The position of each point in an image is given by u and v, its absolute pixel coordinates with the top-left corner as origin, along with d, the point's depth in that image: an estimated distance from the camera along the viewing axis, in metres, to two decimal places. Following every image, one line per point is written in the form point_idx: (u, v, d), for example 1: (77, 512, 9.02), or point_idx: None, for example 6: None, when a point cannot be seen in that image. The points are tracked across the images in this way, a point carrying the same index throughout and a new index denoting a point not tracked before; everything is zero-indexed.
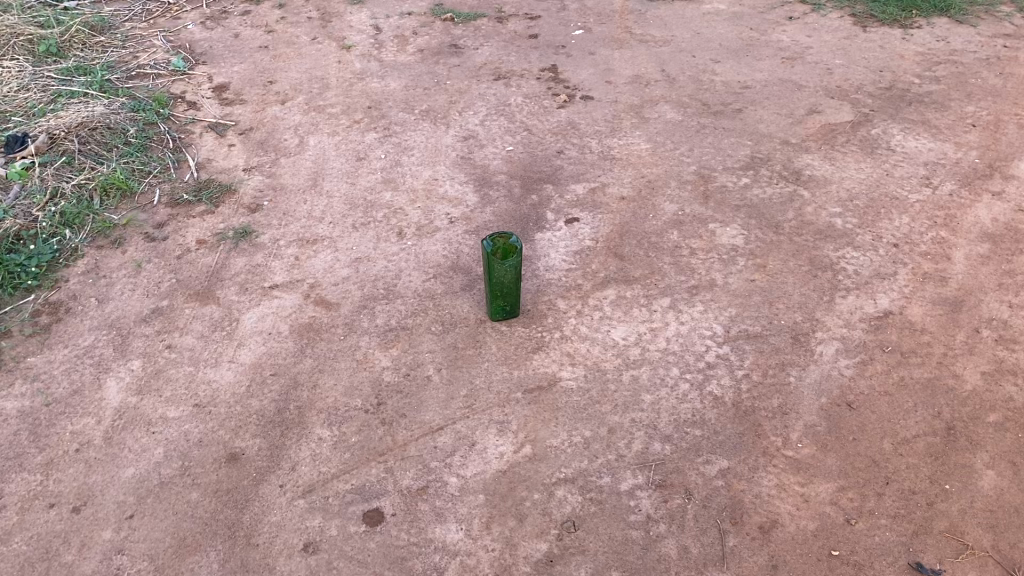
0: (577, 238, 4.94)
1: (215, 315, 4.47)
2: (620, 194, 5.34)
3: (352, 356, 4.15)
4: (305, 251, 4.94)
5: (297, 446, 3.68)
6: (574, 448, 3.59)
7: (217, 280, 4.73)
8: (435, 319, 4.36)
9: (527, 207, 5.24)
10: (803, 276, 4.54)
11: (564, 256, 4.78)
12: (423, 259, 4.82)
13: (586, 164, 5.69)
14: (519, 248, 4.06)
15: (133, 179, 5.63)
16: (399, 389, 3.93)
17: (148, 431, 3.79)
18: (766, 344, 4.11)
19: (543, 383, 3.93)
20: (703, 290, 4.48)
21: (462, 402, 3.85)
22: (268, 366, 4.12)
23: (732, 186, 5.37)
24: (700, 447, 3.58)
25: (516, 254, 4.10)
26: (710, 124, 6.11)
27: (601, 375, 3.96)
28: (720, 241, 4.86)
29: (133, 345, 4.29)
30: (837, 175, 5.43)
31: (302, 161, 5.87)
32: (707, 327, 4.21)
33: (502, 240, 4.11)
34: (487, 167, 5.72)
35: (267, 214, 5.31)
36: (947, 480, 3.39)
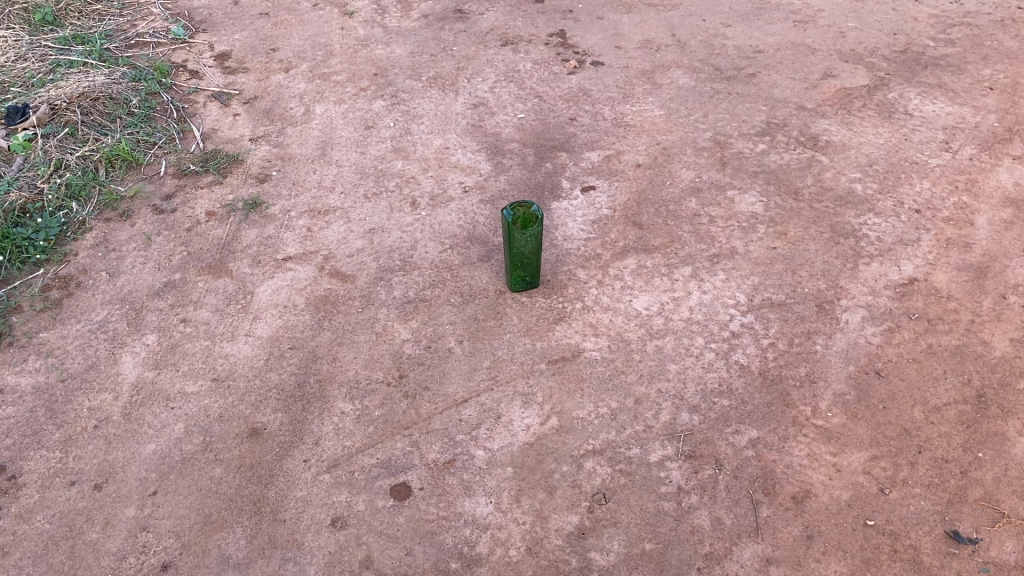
0: (593, 207, 4.87)
1: (228, 287, 4.40)
2: (636, 161, 5.26)
3: (371, 328, 4.09)
4: (317, 222, 4.85)
5: (320, 420, 3.62)
6: (601, 419, 3.55)
7: (229, 253, 4.65)
8: (454, 291, 4.30)
9: (542, 176, 5.17)
10: (824, 243, 4.49)
11: (581, 225, 4.72)
12: (439, 230, 4.75)
13: (599, 132, 5.60)
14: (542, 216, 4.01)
15: (138, 150, 5.52)
16: (420, 362, 3.88)
17: (167, 407, 3.73)
18: (791, 312, 4.06)
19: (566, 354, 3.88)
20: (725, 258, 4.42)
21: (485, 374, 3.80)
22: (286, 339, 4.06)
23: (749, 153, 5.29)
24: (729, 416, 3.53)
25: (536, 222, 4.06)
26: (724, 90, 6.01)
27: (625, 346, 3.91)
28: (740, 208, 4.79)
29: (147, 320, 4.22)
30: (855, 140, 5.35)
31: (310, 130, 5.77)
32: (730, 296, 4.16)
33: (522, 209, 4.06)
34: (499, 134, 5.62)
35: (277, 184, 5.22)
36: (980, 448, 3.35)
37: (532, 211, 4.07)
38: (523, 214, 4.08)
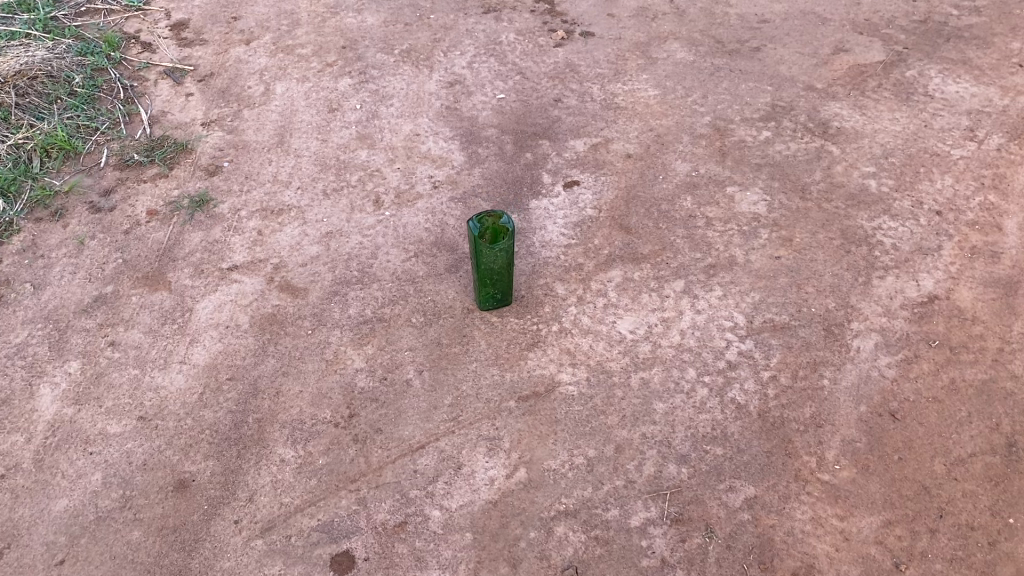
0: (577, 207, 4.36)
1: (165, 303, 3.92)
2: (626, 151, 4.74)
3: (321, 354, 3.63)
4: (269, 224, 4.37)
5: (255, 470, 3.18)
6: (576, 472, 3.10)
7: (169, 260, 4.17)
8: (417, 309, 3.83)
9: (521, 168, 4.66)
10: (834, 252, 4.00)
11: (562, 229, 4.22)
12: (403, 234, 4.26)
13: (586, 115, 5.07)
14: (514, 229, 3.54)
15: (78, 138, 5.00)
16: (374, 398, 3.42)
17: (84, 452, 3.29)
18: (795, 337, 3.58)
19: (538, 389, 3.43)
20: (721, 270, 3.93)
21: (446, 413, 3.34)
22: (225, 368, 3.60)
23: (751, 141, 4.76)
24: (721, 470, 3.09)
25: (507, 235, 3.58)
26: (725, 66, 5.46)
27: (606, 379, 3.45)
28: (740, 208, 4.29)
29: (71, 343, 3.76)
30: (869, 127, 4.82)
31: (268, 113, 5.24)
32: (727, 317, 3.69)
33: (490, 220, 3.59)
34: (475, 119, 5.10)
35: (227, 177, 4.71)
36: (1010, 513, 2.91)
37: (503, 223, 3.60)
38: (492, 226, 3.61)
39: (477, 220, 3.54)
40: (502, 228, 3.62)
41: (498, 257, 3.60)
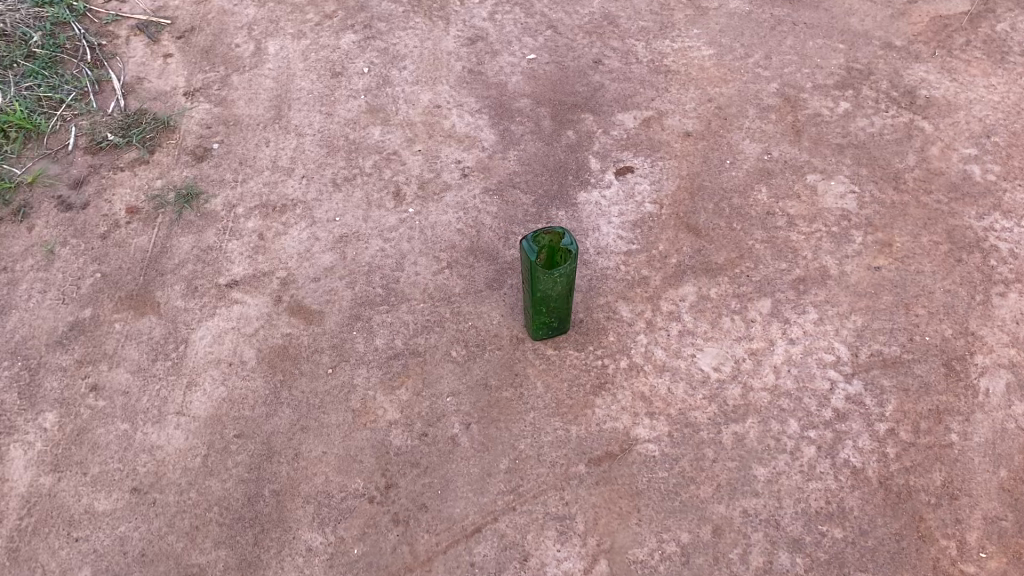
0: (634, 202, 3.72)
1: (155, 332, 3.30)
2: (683, 129, 4.08)
3: (346, 401, 3.04)
4: (271, 224, 3.70)
5: (278, 564, 2.63)
6: (668, 564, 2.58)
7: (157, 274, 3.52)
8: (456, 338, 3.22)
9: (563, 151, 3.99)
10: (942, 261, 3.41)
11: (619, 231, 3.59)
12: (432, 236, 3.62)
13: (633, 82, 4.37)
14: (577, 252, 2.91)
15: (40, 114, 4.26)
16: (414, 462, 2.85)
17: (69, 539, 2.71)
18: (911, 377, 3.03)
19: (612, 448, 2.86)
20: (813, 285, 3.34)
21: (503, 483, 2.78)
22: (232, 421, 3.00)
23: (828, 114, 4.10)
24: (844, 560, 2.58)
25: (568, 257, 2.96)
26: (787, 18, 4.74)
27: (691, 434, 2.89)
28: (826, 203, 3.67)
29: (45, 387, 3.14)
30: (962, 96, 4.16)
31: (261, 78, 4.50)
32: (827, 350, 3.12)
33: (546, 239, 2.96)
34: (503, 86, 4.39)
35: (219, 163, 4.02)
36: None
37: (562, 242, 2.96)
38: (548, 245, 2.98)
39: (530, 241, 2.91)
40: (560, 247, 2.99)
41: (557, 284, 2.98)
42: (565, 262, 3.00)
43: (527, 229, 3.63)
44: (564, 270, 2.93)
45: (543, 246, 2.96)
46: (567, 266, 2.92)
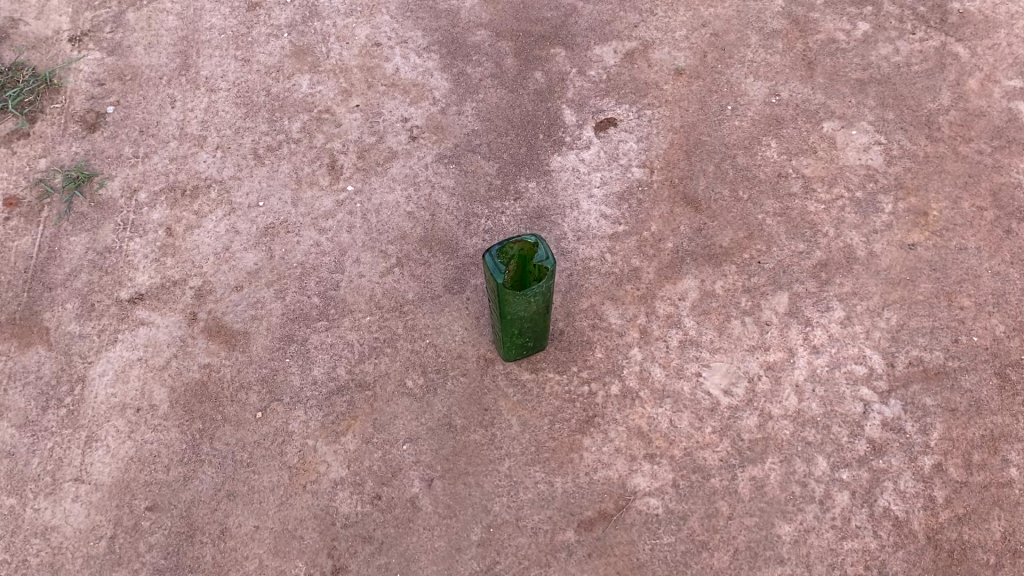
0: (618, 166, 3.10)
1: (44, 370, 2.70)
2: (674, 65, 3.41)
3: (281, 455, 2.50)
4: (182, 215, 3.06)
5: None
6: None
7: (44, 288, 2.90)
8: (411, 363, 2.66)
9: (531, 101, 3.33)
10: (989, 233, 2.85)
11: (603, 208, 2.99)
12: (377, 223, 2.99)
13: (611, 3, 3.64)
14: (554, 266, 2.31)
15: None
16: (368, 536, 2.35)
17: None
18: (959, 392, 2.52)
19: (606, 506, 2.37)
20: (837, 274, 2.79)
21: (476, 560, 2.29)
22: (142, 488, 2.46)
23: (845, 40, 3.44)
24: None
25: (541, 271, 2.37)
26: None
27: (700, 482, 2.40)
28: (847, 160, 3.07)
29: None
30: (1002, 9, 3.49)
31: (162, 15, 3.71)
32: (857, 361, 2.60)
33: (512, 251, 2.36)
34: (455, 14, 3.65)
35: (115, 134, 3.32)
36: None
37: (532, 253, 2.37)
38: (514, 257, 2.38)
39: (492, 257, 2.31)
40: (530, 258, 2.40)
41: (529, 305, 2.40)
42: (537, 276, 2.42)
43: (491, 208, 3.02)
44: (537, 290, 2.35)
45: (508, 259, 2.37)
46: (540, 285, 2.33)
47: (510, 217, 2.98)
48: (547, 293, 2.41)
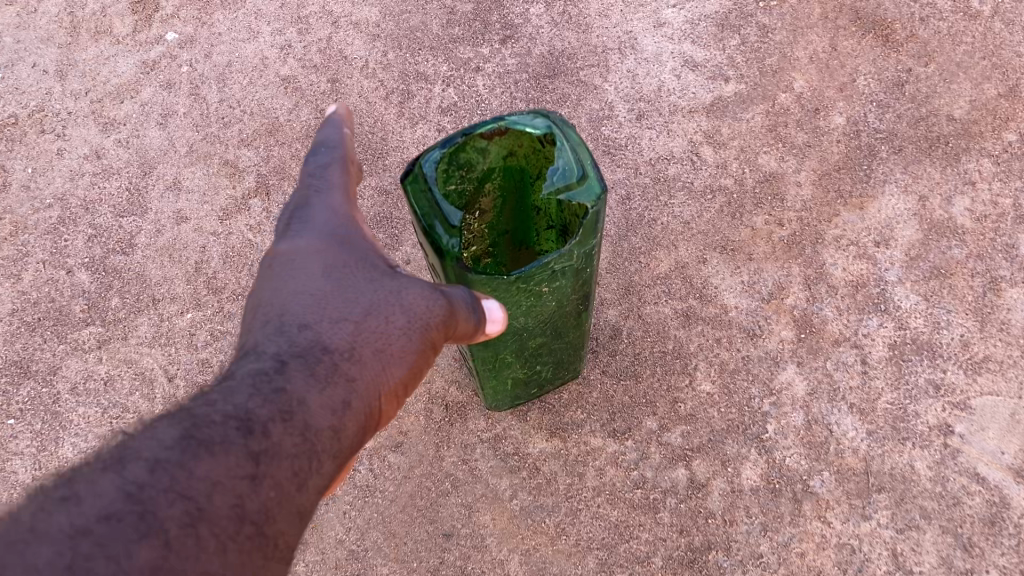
0: None
1: None
2: None
3: None
4: None
5: None
6: None
7: None
8: None
9: None
10: None
11: (686, 51, 1.44)
12: (223, 105, 1.46)
13: None
14: (606, 195, 0.78)
15: None
16: None
17: None
18: None
19: None
20: None
21: None
22: None
23: None
24: None
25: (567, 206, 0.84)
26: None
27: None
28: None
29: None
30: None
31: None
32: None
33: (486, 160, 0.84)
34: None
35: None
36: None
37: (542, 158, 0.84)
38: (494, 175, 0.86)
39: (426, 179, 0.78)
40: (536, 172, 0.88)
41: (538, 299, 0.89)
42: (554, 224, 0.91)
43: (454, 61, 1.46)
44: (561, 262, 0.82)
45: (474, 186, 0.85)
46: (566, 249, 0.81)
47: (495, 79, 1.44)
48: (586, 266, 0.88)
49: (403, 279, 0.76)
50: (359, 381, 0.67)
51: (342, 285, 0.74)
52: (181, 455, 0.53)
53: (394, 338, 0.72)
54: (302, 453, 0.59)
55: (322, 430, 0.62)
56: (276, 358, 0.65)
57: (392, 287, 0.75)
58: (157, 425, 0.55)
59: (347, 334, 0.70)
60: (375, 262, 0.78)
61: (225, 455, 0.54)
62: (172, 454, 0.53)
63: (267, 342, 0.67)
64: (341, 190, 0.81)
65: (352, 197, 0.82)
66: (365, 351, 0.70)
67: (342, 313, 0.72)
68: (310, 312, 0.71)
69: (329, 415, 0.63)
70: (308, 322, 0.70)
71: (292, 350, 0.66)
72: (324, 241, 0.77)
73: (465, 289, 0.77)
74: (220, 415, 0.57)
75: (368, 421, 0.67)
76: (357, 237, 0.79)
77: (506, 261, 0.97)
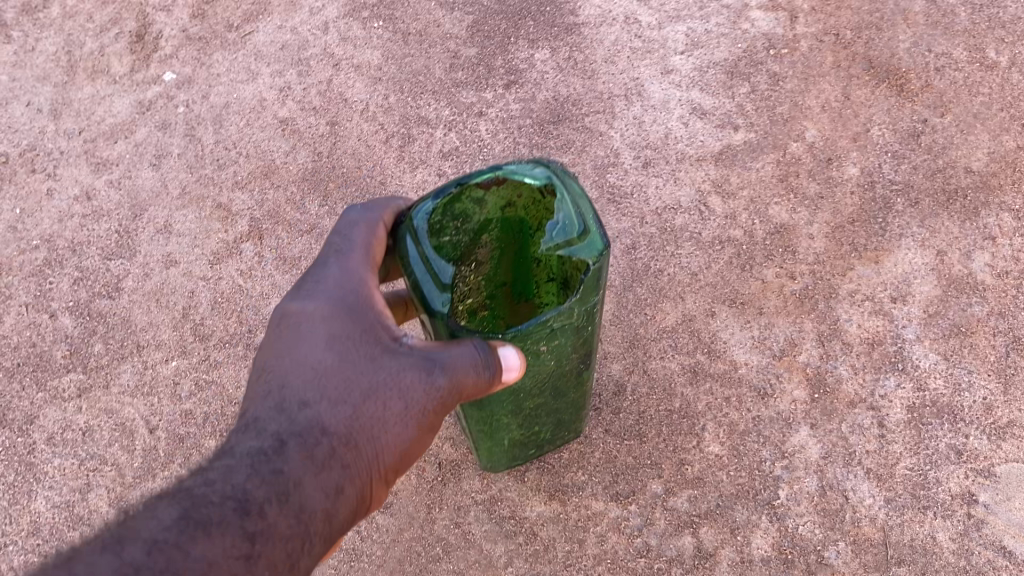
0: (721, 10, 1.49)
1: None
2: None
3: None
4: None
5: None
6: None
7: None
8: None
9: None
10: None
11: (694, 98, 1.40)
12: (218, 147, 1.43)
13: None
14: (607, 251, 0.73)
15: None
16: None
17: None
18: None
19: None
20: None
21: None
22: None
23: None
24: None
25: (571, 259, 0.76)
26: None
27: None
28: None
29: None
30: None
31: None
32: None
33: (482, 209, 0.78)
34: None
35: None
36: None
37: (541, 207, 0.77)
38: (491, 225, 0.80)
39: (415, 231, 0.74)
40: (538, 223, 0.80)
41: (538, 359, 0.82)
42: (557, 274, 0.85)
43: (456, 105, 1.43)
44: (561, 320, 0.75)
45: (469, 238, 0.78)
46: (566, 306, 0.74)
47: (498, 123, 1.40)
48: (588, 324, 0.81)
49: (412, 353, 0.70)
50: (353, 467, 0.68)
51: (347, 355, 0.70)
52: (176, 537, 0.58)
53: (389, 424, 0.69)
54: (294, 536, 0.63)
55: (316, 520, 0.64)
56: (275, 438, 0.66)
57: (395, 364, 0.70)
58: (159, 505, 0.60)
59: (345, 419, 0.68)
60: (387, 331, 0.72)
61: (217, 536, 0.59)
62: (169, 535, 0.58)
63: (265, 419, 0.67)
64: (361, 246, 0.75)
65: (373, 254, 0.75)
66: (361, 437, 0.68)
67: (340, 396, 0.69)
68: (309, 388, 0.68)
69: (321, 499, 0.65)
70: (307, 400, 0.68)
71: (289, 431, 0.67)
72: (332, 305, 0.71)
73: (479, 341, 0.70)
74: (219, 496, 0.61)
75: (360, 502, 0.69)
76: (368, 301, 0.72)
77: (503, 314, 0.88)
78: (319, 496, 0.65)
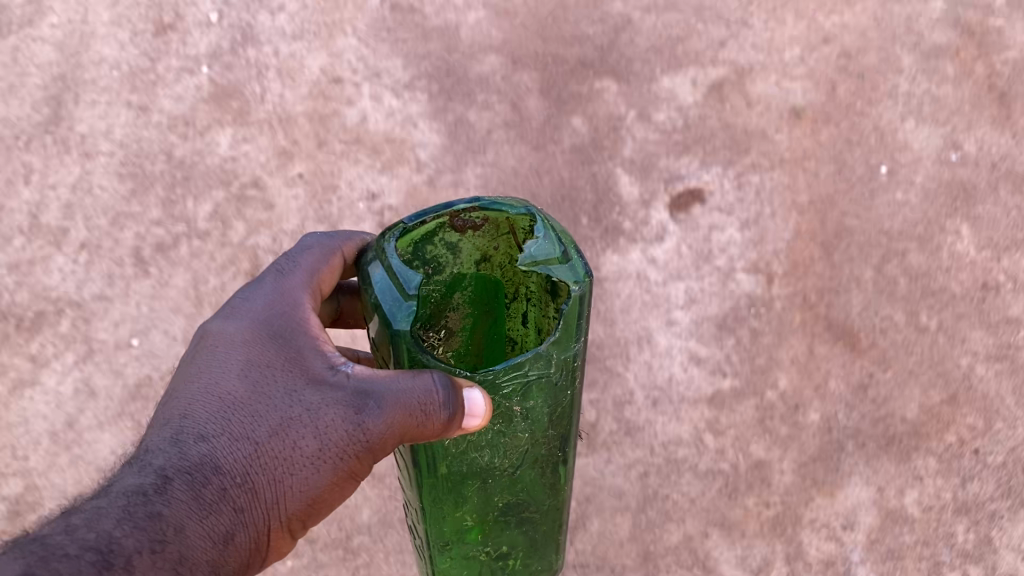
0: (714, 272, 1.89)
1: None
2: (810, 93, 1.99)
3: None
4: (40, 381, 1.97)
5: None
6: None
7: None
8: None
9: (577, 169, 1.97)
10: None
11: (693, 347, 1.85)
12: None
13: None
14: (587, 279, 0.96)
15: None
16: None
17: None
18: None
19: None
20: None
21: None
22: None
23: None
24: None
25: (552, 300, 0.98)
26: None
27: None
28: None
29: None
30: None
31: None
32: None
33: (458, 261, 1.02)
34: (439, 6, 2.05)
35: None
36: None
37: (513, 264, 1.02)
38: (466, 281, 1.03)
39: (383, 251, 0.96)
40: (510, 289, 1.05)
41: (509, 423, 0.97)
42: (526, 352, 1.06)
43: None
44: (540, 364, 0.92)
45: (446, 285, 1.02)
46: (544, 348, 0.91)
47: None
48: (564, 389, 0.99)
49: (326, 390, 1.03)
50: (245, 507, 1.01)
51: (265, 395, 1.03)
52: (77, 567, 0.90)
53: (297, 448, 1.02)
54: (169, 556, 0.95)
55: (198, 555, 0.97)
56: (160, 472, 0.99)
57: (314, 400, 1.02)
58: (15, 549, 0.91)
59: (246, 455, 1.02)
60: (316, 361, 1.05)
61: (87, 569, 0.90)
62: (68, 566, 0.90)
63: (162, 450, 1.01)
64: (300, 283, 1.13)
65: (310, 284, 1.14)
66: (260, 472, 1.02)
67: (246, 434, 1.02)
68: (214, 420, 1.03)
69: (204, 547, 0.98)
70: (206, 435, 1.02)
71: (180, 463, 1.00)
72: (253, 335, 1.07)
73: (439, 378, 0.93)
74: (76, 548, 0.91)
75: (252, 535, 1.03)
76: (294, 332, 1.07)
77: (472, 356, 1.09)
78: (201, 536, 0.98)
